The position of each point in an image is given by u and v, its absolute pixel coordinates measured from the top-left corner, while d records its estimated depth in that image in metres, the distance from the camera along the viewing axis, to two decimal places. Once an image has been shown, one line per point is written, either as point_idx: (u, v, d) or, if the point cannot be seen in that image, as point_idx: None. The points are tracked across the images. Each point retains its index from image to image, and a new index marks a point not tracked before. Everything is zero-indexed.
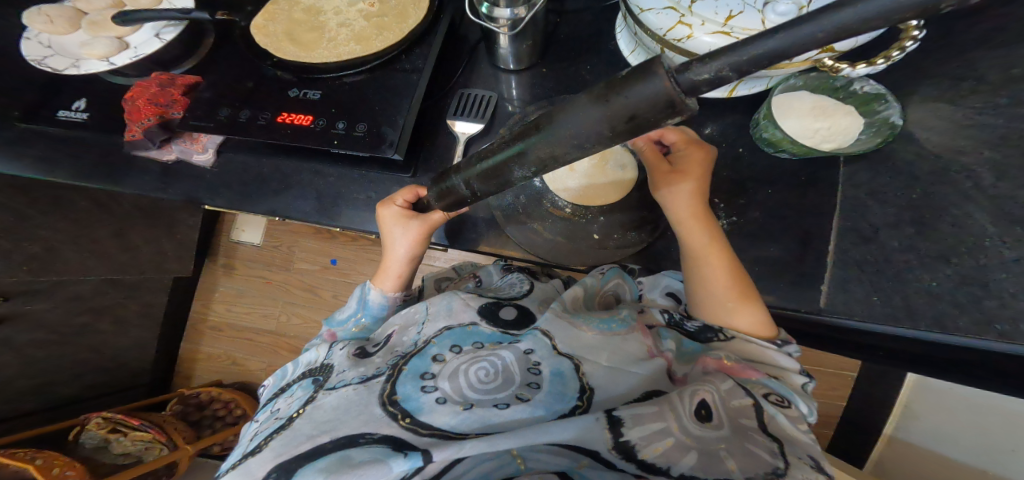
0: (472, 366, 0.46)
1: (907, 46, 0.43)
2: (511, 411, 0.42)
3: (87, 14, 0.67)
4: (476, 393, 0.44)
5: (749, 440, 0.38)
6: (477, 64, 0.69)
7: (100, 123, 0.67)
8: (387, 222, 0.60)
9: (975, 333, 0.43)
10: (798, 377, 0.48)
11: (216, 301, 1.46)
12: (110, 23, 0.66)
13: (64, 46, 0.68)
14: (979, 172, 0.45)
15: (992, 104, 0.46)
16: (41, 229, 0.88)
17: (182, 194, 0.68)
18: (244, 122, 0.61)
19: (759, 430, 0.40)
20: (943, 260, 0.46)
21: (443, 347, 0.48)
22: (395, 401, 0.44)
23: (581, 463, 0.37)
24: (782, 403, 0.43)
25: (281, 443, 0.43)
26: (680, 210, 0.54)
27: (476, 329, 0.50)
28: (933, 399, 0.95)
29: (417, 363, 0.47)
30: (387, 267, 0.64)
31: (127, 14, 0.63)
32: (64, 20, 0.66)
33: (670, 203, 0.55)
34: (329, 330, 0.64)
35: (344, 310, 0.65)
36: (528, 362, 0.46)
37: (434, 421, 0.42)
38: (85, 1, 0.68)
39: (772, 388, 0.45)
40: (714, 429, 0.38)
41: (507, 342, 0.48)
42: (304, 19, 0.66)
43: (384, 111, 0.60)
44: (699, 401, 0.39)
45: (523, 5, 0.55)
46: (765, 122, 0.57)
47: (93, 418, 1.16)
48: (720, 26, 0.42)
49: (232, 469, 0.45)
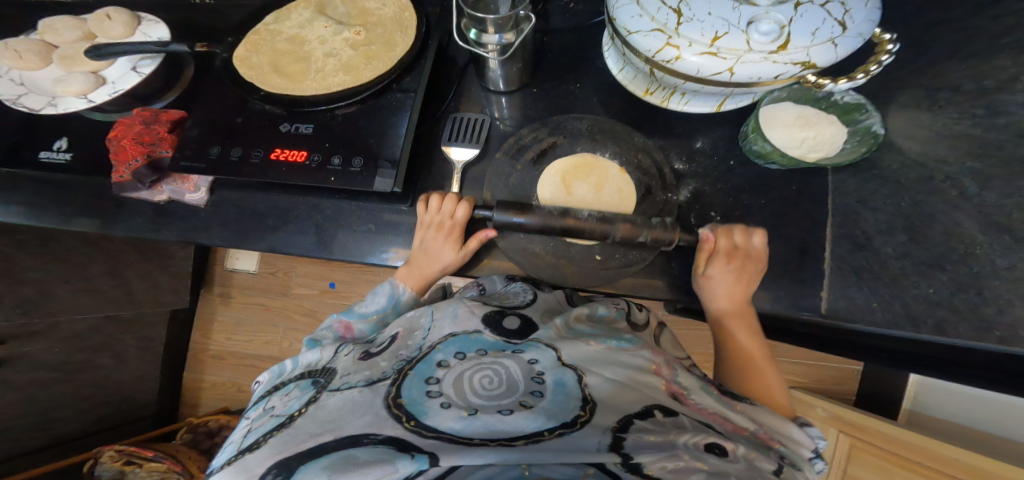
0: (475, 373, 0.44)
1: (883, 60, 0.46)
2: (516, 417, 0.40)
3: (58, 48, 0.67)
4: (479, 397, 0.43)
5: (763, 477, 0.38)
6: (467, 87, 0.70)
7: (90, 163, 0.67)
8: (430, 231, 0.62)
9: (974, 339, 0.45)
10: (808, 452, 0.47)
11: (215, 331, 1.45)
12: (82, 58, 0.65)
13: (37, 83, 0.68)
14: (962, 180, 0.47)
15: (970, 113, 0.47)
16: (28, 271, 0.92)
17: (180, 233, 0.69)
18: (236, 160, 0.62)
19: (773, 474, 0.40)
20: (937, 268, 0.48)
21: (448, 353, 0.46)
22: (401, 403, 0.42)
23: (587, 472, 0.35)
24: (794, 466, 0.44)
25: (281, 440, 0.41)
26: (721, 303, 0.59)
27: (480, 337, 0.49)
28: (942, 393, 0.96)
29: (422, 368, 0.45)
30: (418, 263, 0.64)
31: (102, 48, 0.63)
32: (35, 56, 0.65)
33: (710, 295, 0.59)
34: (345, 321, 0.61)
35: (367, 304, 0.62)
36: (532, 371, 0.45)
37: (439, 425, 0.40)
38: (53, 34, 0.67)
39: (788, 454, 0.45)
40: (726, 462, 0.38)
41: (511, 350, 0.47)
42: (289, 50, 0.66)
43: (379, 143, 0.61)
44: (711, 440, 0.40)
45: (511, 30, 0.55)
46: (752, 135, 0.58)
47: (106, 452, 1.13)
48: (706, 47, 0.42)
49: (228, 465, 0.42)
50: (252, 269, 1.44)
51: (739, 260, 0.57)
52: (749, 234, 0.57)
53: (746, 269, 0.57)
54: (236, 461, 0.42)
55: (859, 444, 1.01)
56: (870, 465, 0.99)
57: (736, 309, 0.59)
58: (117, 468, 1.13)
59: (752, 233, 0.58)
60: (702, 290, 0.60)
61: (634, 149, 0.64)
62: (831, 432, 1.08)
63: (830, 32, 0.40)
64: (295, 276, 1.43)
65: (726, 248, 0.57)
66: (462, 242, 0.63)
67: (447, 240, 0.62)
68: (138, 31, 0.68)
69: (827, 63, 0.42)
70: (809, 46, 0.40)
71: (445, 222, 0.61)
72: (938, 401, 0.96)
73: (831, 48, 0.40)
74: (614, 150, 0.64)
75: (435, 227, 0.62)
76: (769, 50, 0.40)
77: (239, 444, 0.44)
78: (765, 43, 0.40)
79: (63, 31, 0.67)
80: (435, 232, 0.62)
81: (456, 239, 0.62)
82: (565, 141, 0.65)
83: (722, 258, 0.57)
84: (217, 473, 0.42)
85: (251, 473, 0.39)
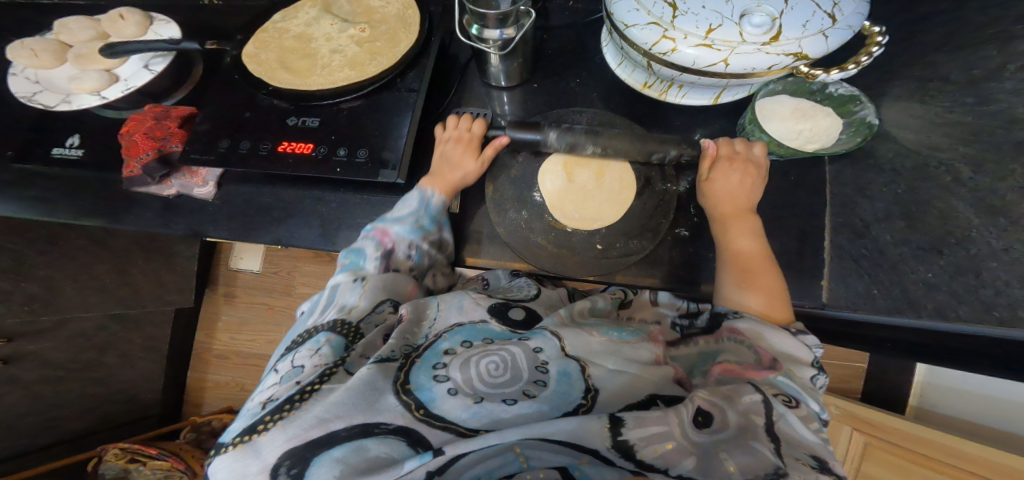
0: (482, 359, 0.45)
1: (873, 52, 0.47)
2: (519, 407, 0.42)
3: (74, 47, 0.68)
4: (485, 386, 0.43)
5: (753, 439, 0.38)
6: (469, 84, 0.71)
7: (101, 159, 0.69)
8: (450, 145, 0.64)
9: (975, 318, 0.46)
10: (807, 368, 0.46)
11: (221, 329, 1.47)
12: (97, 56, 0.66)
13: (52, 81, 0.69)
14: (958, 166, 0.48)
15: (961, 103, 0.49)
16: (37, 269, 0.94)
17: (188, 227, 0.71)
18: (245, 154, 0.63)
19: (766, 432, 0.39)
20: (935, 252, 0.49)
21: (455, 342, 0.48)
22: (409, 390, 0.43)
23: (582, 460, 0.38)
24: (790, 402, 0.42)
25: (294, 424, 0.40)
26: (721, 205, 0.57)
27: (486, 326, 0.51)
28: (953, 392, 0.95)
29: (429, 356, 0.47)
30: (441, 172, 0.63)
31: (116, 46, 0.64)
32: (50, 55, 0.67)
33: (710, 199, 0.58)
34: (381, 227, 0.59)
35: (399, 208, 0.61)
36: (536, 360, 0.46)
37: (446, 414, 0.42)
38: (67, 33, 0.68)
39: (780, 387, 0.43)
40: (710, 435, 0.38)
41: (516, 339, 0.48)
42: (296, 47, 0.67)
43: (383, 136, 0.62)
44: (697, 408, 0.40)
45: (512, 25, 0.56)
46: (750, 127, 0.59)
47: (109, 450, 1.15)
48: (701, 39, 0.43)
49: (237, 446, 0.40)
50: (257, 267, 1.45)
51: (740, 163, 0.58)
52: (749, 144, 0.58)
53: (745, 175, 0.57)
54: (244, 444, 0.40)
55: (876, 442, 1.02)
56: (890, 466, 0.99)
57: (737, 212, 0.57)
58: (122, 465, 1.16)
59: (752, 144, 0.59)
60: (703, 194, 0.59)
61: None
62: (845, 430, 1.09)
63: (820, 23, 0.41)
64: (299, 275, 1.45)
65: (727, 155, 0.58)
66: (481, 153, 0.64)
67: (467, 151, 0.64)
68: (149, 29, 0.70)
69: (818, 54, 0.43)
70: (800, 37, 0.41)
71: (462, 135, 0.64)
72: (947, 398, 0.96)
73: (821, 39, 0.41)
74: None
75: (454, 141, 0.64)
76: (762, 41, 0.42)
77: (250, 416, 0.43)
78: (758, 35, 0.41)
79: (78, 31, 0.68)
80: (454, 145, 0.64)
81: (476, 150, 0.64)
82: None
83: (724, 164, 0.58)
84: (224, 453, 0.40)
85: (265, 461, 0.39)
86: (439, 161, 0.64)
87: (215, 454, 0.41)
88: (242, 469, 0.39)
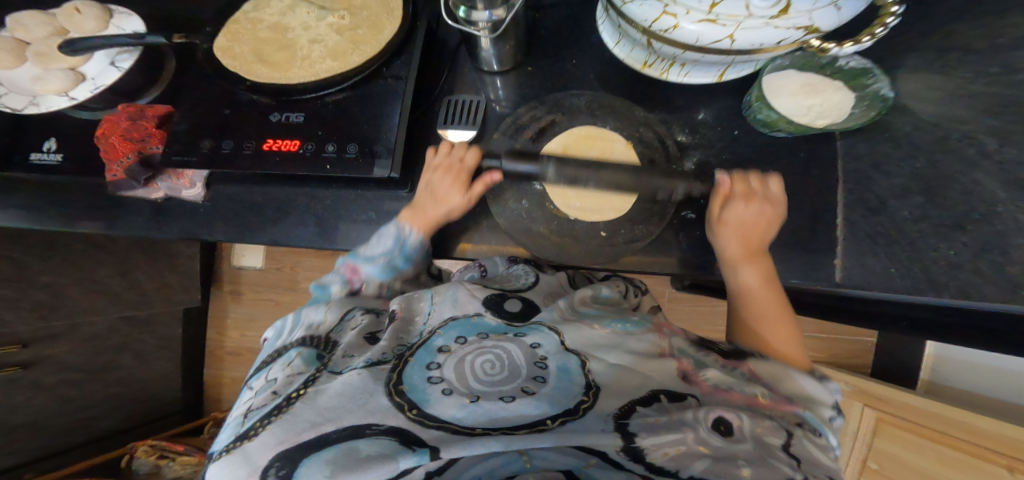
0: (477, 357, 0.44)
1: (888, 22, 0.44)
2: (517, 404, 0.40)
3: (31, 45, 0.65)
4: (480, 384, 0.42)
5: (773, 456, 0.36)
6: (460, 69, 0.68)
7: (82, 163, 0.67)
8: (438, 173, 0.61)
9: (1004, 300, 0.43)
10: (827, 409, 0.44)
11: (229, 327, 1.47)
12: (58, 54, 0.63)
13: (16, 82, 0.65)
14: (984, 140, 0.45)
15: (984, 73, 0.46)
16: (42, 275, 0.92)
17: (185, 229, 0.69)
18: (229, 153, 0.61)
19: (784, 450, 0.38)
20: (957, 229, 0.46)
21: (449, 338, 0.46)
22: (401, 391, 0.41)
23: (588, 463, 0.36)
24: (813, 432, 0.41)
25: (282, 428, 0.39)
26: (732, 248, 0.56)
27: (480, 320, 0.48)
28: (967, 366, 0.94)
29: (422, 355, 0.45)
30: (423, 207, 0.61)
31: (75, 43, 0.61)
32: (7, 54, 0.63)
33: (720, 235, 0.57)
34: (351, 263, 0.59)
35: (374, 245, 0.60)
36: (534, 356, 0.44)
37: (440, 413, 0.40)
38: (23, 30, 0.65)
39: (806, 420, 0.42)
40: (733, 444, 0.37)
41: (512, 334, 0.46)
42: (272, 38, 0.64)
43: (371, 129, 0.60)
44: (716, 417, 0.39)
45: (501, 6, 0.52)
46: (757, 104, 0.56)
47: (140, 447, 1.19)
48: (705, 14, 0.40)
49: (226, 453, 0.40)
50: (260, 264, 1.44)
51: (757, 201, 0.56)
52: (765, 181, 0.57)
53: (763, 217, 0.56)
54: (234, 450, 0.39)
55: (886, 418, 1.00)
56: (899, 440, 0.98)
57: (751, 254, 0.56)
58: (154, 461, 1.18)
59: (769, 180, 0.57)
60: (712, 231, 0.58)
61: (635, 123, 0.63)
62: (854, 405, 1.07)
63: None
64: (301, 270, 1.44)
65: (742, 192, 0.56)
66: (469, 186, 0.61)
67: (454, 183, 0.60)
68: (111, 24, 0.67)
69: (830, 26, 0.39)
70: (812, 10, 0.37)
71: (454, 164, 0.60)
72: (963, 373, 0.94)
73: (834, 11, 0.37)
74: (615, 125, 0.63)
75: (444, 168, 0.61)
76: (770, 15, 0.38)
77: (236, 428, 0.42)
78: (765, 9, 0.37)
79: (33, 27, 0.65)
80: (442, 173, 0.61)
81: (465, 183, 0.60)
82: (563, 119, 0.64)
83: (740, 202, 0.56)
84: (217, 460, 0.40)
85: (253, 465, 0.38)
86: (427, 191, 0.61)
87: (209, 462, 0.41)
88: (231, 475, 0.38)
